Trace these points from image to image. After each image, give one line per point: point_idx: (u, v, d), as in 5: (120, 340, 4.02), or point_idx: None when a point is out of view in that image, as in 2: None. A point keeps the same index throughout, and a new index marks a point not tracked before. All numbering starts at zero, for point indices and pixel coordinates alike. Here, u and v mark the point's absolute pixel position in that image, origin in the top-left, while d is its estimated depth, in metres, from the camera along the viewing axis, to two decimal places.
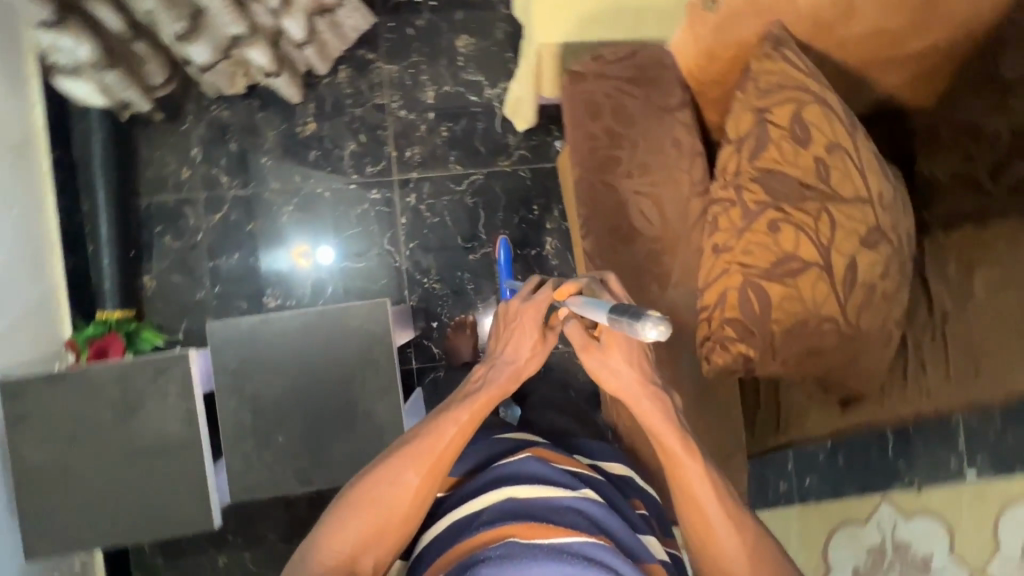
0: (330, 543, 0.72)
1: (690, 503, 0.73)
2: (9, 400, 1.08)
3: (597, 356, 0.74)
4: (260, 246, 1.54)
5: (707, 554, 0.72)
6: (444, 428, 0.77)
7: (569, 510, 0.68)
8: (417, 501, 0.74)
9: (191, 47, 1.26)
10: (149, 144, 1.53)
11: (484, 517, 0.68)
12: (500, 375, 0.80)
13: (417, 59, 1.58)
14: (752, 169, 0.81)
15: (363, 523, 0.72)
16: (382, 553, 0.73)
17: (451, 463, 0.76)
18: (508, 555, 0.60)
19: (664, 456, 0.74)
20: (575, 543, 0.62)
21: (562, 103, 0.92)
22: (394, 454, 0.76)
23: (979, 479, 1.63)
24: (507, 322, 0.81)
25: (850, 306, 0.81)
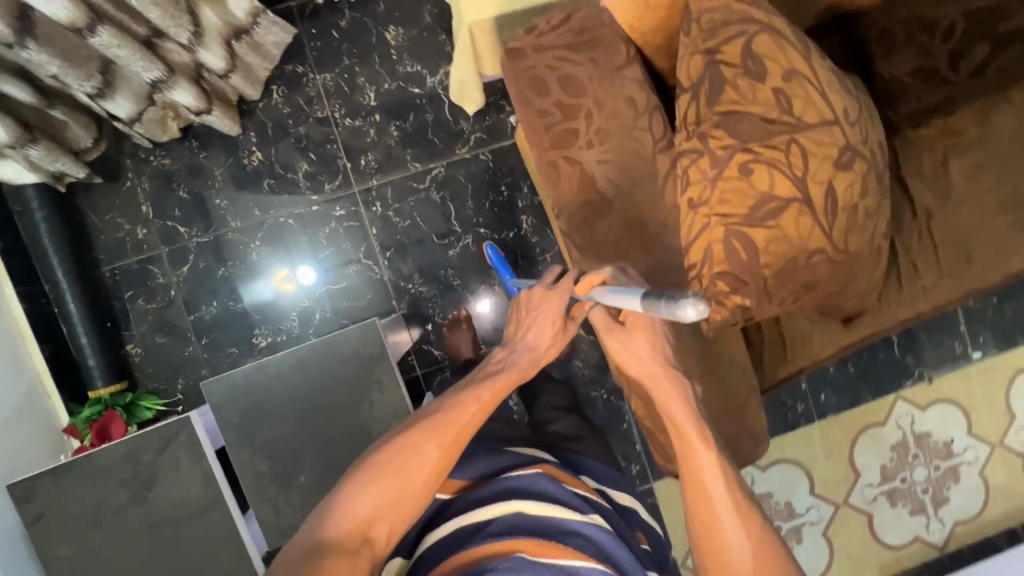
0: (346, 508, 0.67)
1: (699, 494, 0.72)
2: (20, 502, 1.06)
3: (621, 339, 0.79)
4: (240, 285, 1.50)
5: (712, 550, 0.69)
6: (467, 403, 0.77)
7: (574, 532, 0.71)
8: (435, 475, 0.72)
9: (111, 103, 1.20)
10: (96, 210, 1.46)
11: (491, 528, 0.70)
12: (521, 359, 0.83)
13: (349, 62, 1.51)
14: (713, 114, 0.77)
15: (382, 489, 0.69)
16: (396, 525, 0.69)
17: (471, 441, 0.75)
18: (517, 569, 0.63)
19: (677, 441, 0.75)
20: (581, 566, 0.66)
21: (506, 83, 0.88)
22: (415, 425, 0.75)
23: (986, 357, 1.67)
24: (529, 308, 0.86)
25: (837, 232, 0.79)
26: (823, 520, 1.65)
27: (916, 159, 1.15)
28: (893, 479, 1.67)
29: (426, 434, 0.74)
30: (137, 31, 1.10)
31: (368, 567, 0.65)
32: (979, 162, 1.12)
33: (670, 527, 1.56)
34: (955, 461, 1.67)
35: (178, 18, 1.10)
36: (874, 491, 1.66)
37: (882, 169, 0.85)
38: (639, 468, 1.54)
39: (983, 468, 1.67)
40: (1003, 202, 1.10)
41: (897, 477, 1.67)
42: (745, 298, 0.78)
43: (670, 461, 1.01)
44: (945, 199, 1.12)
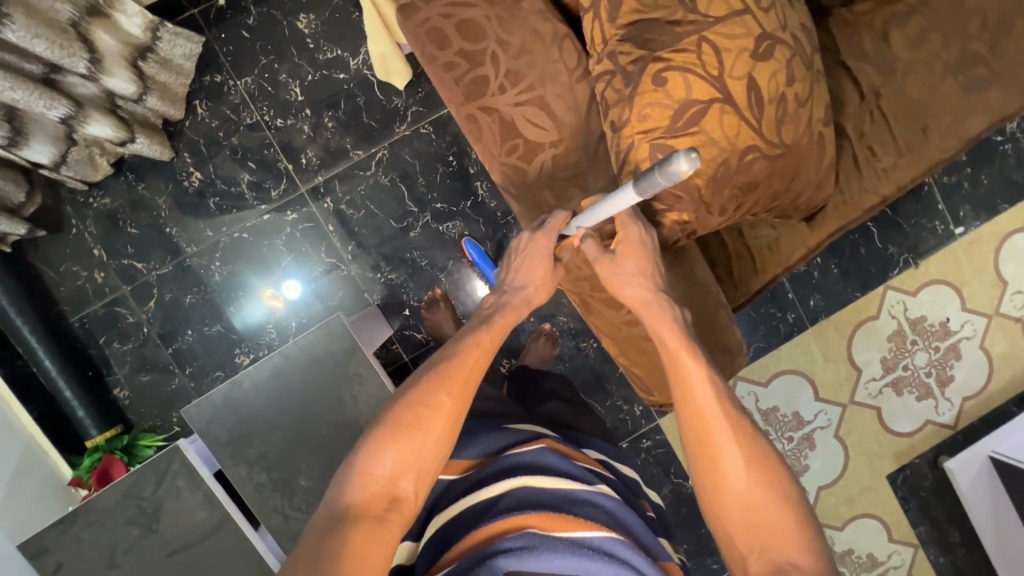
0: (369, 471, 0.68)
1: (692, 407, 0.73)
2: (36, 559, 1.07)
3: (611, 266, 0.80)
4: (228, 305, 1.49)
5: (705, 461, 0.71)
6: (469, 351, 0.78)
7: (585, 502, 0.71)
8: (451, 421, 0.73)
9: (29, 151, 1.16)
10: (49, 264, 1.44)
11: (503, 504, 0.69)
12: (513, 299, 0.85)
13: (266, 60, 1.45)
14: (616, 29, 0.75)
15: (400, 447, 0.70)
16: (420, 479, 0.70)
17: (478, 388, 0.76)
18: (528, 547, 0.63)
19: (667, 358, 0.76)
20: (596, 536, 0.66)
21: (406, 43, 0.83)
22: (423, 378, 0.75)
23: (969, 230, 1.64)
24: (517, 253, 0.87)
25: (768, 126, 0.75)
26: (832, 422, 1.66)
27: (853, 38, 1.10)
28: (895, 369, 1.67)
29: (434, 386, 0.74)
30: (31, 70, 1.07)
31: (399, 525, 0.66)
32: (920, 29, 1.07)
33: (683, 459, 1.57)
34: (954, 339, 1.67)
35: (70, 48, 1.06)
36: (879, 385, 1.66)
37: (809, 52, 0.81)
38: (642, 408, 1.54)
39: (983, 340, 1.67)
40: (952, 65, 1.06)
41: (899, 366, 1.67)
42: (682, 213, 0.79)
43: (652, 392, 1.00)
44: (891, 73, 1.08)
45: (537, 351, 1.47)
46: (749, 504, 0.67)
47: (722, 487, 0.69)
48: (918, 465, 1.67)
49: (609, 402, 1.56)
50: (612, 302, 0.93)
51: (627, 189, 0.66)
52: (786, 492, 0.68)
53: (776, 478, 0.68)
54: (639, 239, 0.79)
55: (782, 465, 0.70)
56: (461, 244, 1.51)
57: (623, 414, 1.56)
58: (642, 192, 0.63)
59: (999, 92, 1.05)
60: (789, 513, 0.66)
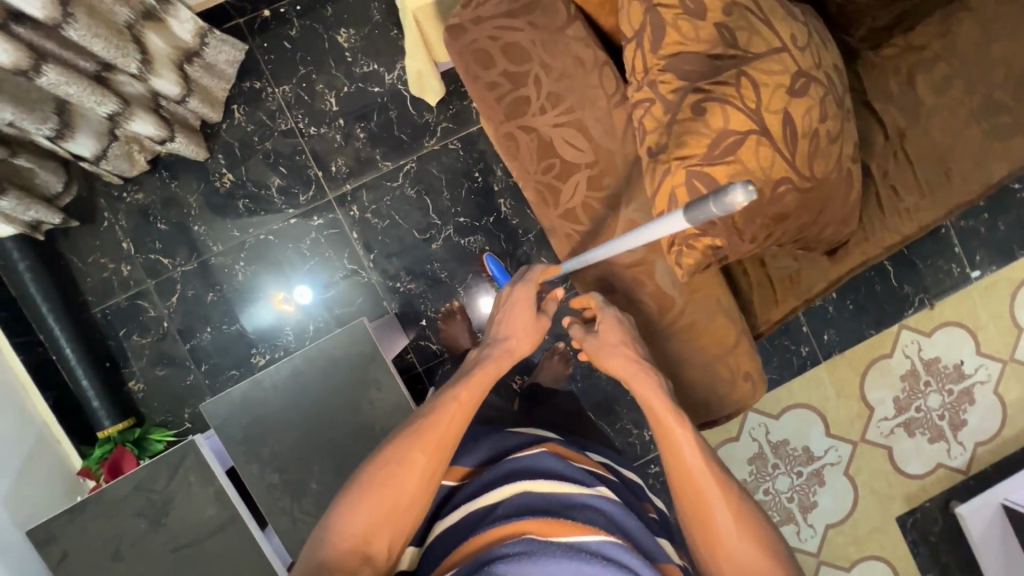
0: (342, 529, 0.70)
1: (682, 471, 0.75)
2: (43, 545, 1.07)
3: (595, 340, 0.89)
4: (238, 307, 1.50)
5: (700, 525, 0.72)
6: (447, 407, 0.81)
7: (584, 507, 0.72)
8: (425, 478, 0.74)
9: (73, 143, 1.20)
10: (79, 253, 1.47)
11: (500, 511, 0.71)
12: (495, 353, 0.93)
13: (305, 70, 1.50)
14: (658, 60, 0.76)
15: (373, 505, 0.71)
16: (394, 536, 0.71)
17: (454, 443, 0.78)
18: (526, 552, 0.62)
19: (656, 426, 0.79)
20: (592, 541, 0.65)
21: (452, 61, 0.86)
22: (400, 436, 0.78)
23: (984, 275, 1.66)
24: (501, 311, 1.00)
25: (801, 160, 0.77)
26: (842, 459, 1.64)
27: (878, 81, 1.14)
28: (907, 410, 1.66)
29: (409, 443, 0.77)
30: (86, 67, 1.11)
31: None
32: (943, 76, 1.10)
33: None
34: (968, 382, 1.66)
35: (125, 48, 1.10)
36: (891, 424, 1.65)
37: (841, 92, 0.83)
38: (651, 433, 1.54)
39: (997, 386, 1.66)
40: (974, 112, 1.08)
41: (911, 407, 1.66)
42: (715, 238, 0.78)
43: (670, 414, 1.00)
44: (915, 117, 1.11)
45: (551, 369, 1.46)
46: (747, 565, 0.68)
47: (718, 550, 0.69)
48: (928, 509, 1.65)
49: (619, 425, 1.56)
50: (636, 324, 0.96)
51: (674, 214, 0.63)
52: (777, 553, 0.69)
53: (766, 537, 0.70)
54: (616, 320, 0.91)
55: (769, 524, 0.72)
56: (483, 258, 1.53)
57: (632, 438, 1.56)
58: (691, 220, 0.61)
59: (1020, 140, 1.07)
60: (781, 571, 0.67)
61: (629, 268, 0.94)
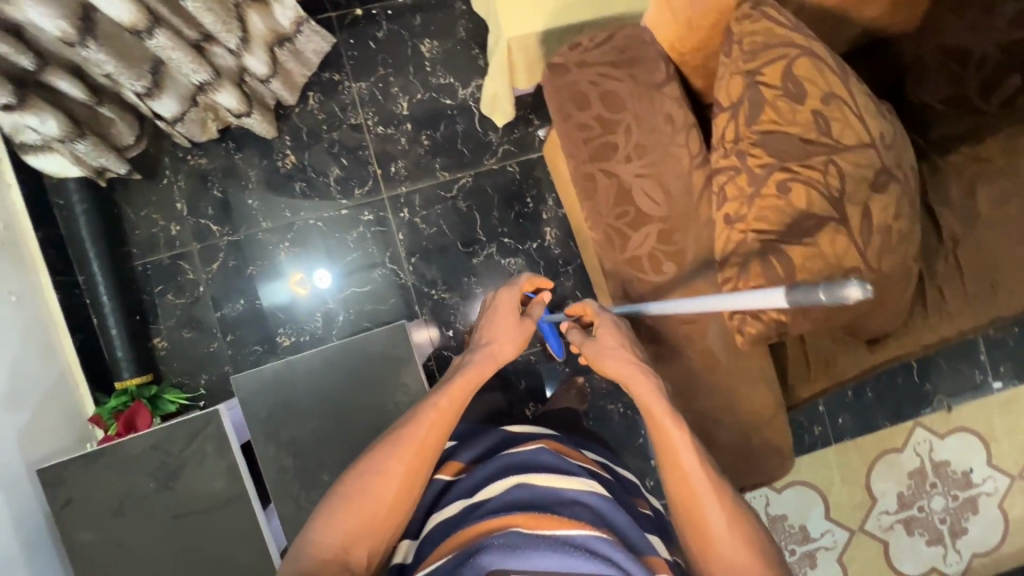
0: (321, 539, 0.71)
1: (677, 472, 0.74)
2: (50, 487, 1.07)
3: (593, 344, 0.86)
4: (259, 282, 1.52)
5: (694, 528, 0.71)
6: (424, 418, 0.81)
7: (574, 503, 0.69)
8: (404, 487, 0.76)
9: (157, 102, 1.24)
10: (133, 206, 1.50)
11: (489, 505, 0.69)
12: (477, 359, 0.91)
13: (384, 72, 1.55)
14: (752, 132, 0.79)
15: (352, 516, 0.73)
16: (373, 544, 0.73)
17: (435, 453, 0.79)
18: (511, 544, 0.60)
19: (651, 423, 0.78)
20: (578, 535, 0.62)
21: (547, 98, 0.90)
22: (380, 444, 0.79)
23: (1005, 388, 1.67)
24: (487, 316, 0.99)
25: (871, 253, 0.80)
26: (838, 545, 1.63)
27: (943, 186, 1.14)
28: (910, 507, 1.65)
29: (389, 454, 0.77)
30: (188, 35, 1.14)
31: None
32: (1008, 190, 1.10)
33: None
34: (974, 491, 1.66)
35: (229, 24, 1.15)
36: (891, 519, 1.64)
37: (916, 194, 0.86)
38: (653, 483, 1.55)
39: (1001, 500, 1.66)
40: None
41: (914, 505, 1.65)
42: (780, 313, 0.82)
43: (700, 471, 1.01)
44: (974, 225, 1.11)
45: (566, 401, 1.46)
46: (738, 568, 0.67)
47: (709, 549, 0.69)
48: None
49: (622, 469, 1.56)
50: (676, 377, 0.97)
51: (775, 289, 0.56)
52: (767, 554, 0.69)
53: (758, 541, 0.69)
54: (613, 325, 0.88)
55: (759, 527, 0.71)
56: None
57: None
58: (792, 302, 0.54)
59: None
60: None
61: (681, 322, 0.94)
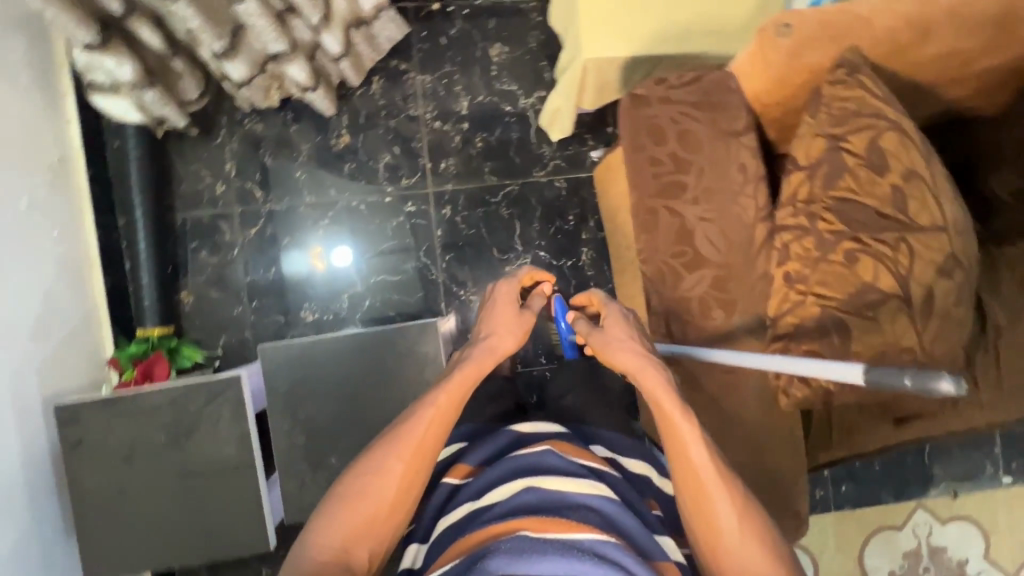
0: (319, 541, 0.68)
1: (686, 469, 0.72)
2: (64, 424, 1.07)
3: (601, 334, 0.87)
4: (282, 248, 1.53)
5: (703, 523, 0.69)
6: (424, 414, 0.76)
7: (580, 506, 0.67)
8: (404, 487, 0.72)
9: (229, 65, 1.24)
10: (184, 159, 1.51)
11: (495, 511, 0.68)
12: (478, 352, 0.86)
13: (450, 69, 1.56)
14: (827, 196, 0.80)
15: (350, 517, 0.70)
16: (374, 545, 0.69)
17: (435, 450, 0.74)
18: (518, 548, 0.59)
19: (659, 417, 0.75)
20: (585, 539, 0.61)
21: (623, 127, 0.90)
22: (378, 442, 0.75)
23: (1014, 484, 1.65)
24: (487, 309, 0.95)
25: (927, 337, 0.79)
26: None
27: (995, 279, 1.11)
28: None
29: (387, 452, 0.73)
30: (275, 4, 1.17)
31: None
32: None
33: None
34: None
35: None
36: None
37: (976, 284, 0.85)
38: None
39: None
40: None
41: None
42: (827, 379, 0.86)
43: None
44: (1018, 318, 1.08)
45: None
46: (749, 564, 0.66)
47: (719, 549, 0.68)
48: None
49: None
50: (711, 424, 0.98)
51: (850, 365, 0.59)
52: (780, 548, 0.68)
53: (770, 537, 0.68)
54: (621, 316, 0.91)
55: (771, 522, 0.70)
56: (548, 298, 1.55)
57: None
58: (868, 380, 0.57)
59: None
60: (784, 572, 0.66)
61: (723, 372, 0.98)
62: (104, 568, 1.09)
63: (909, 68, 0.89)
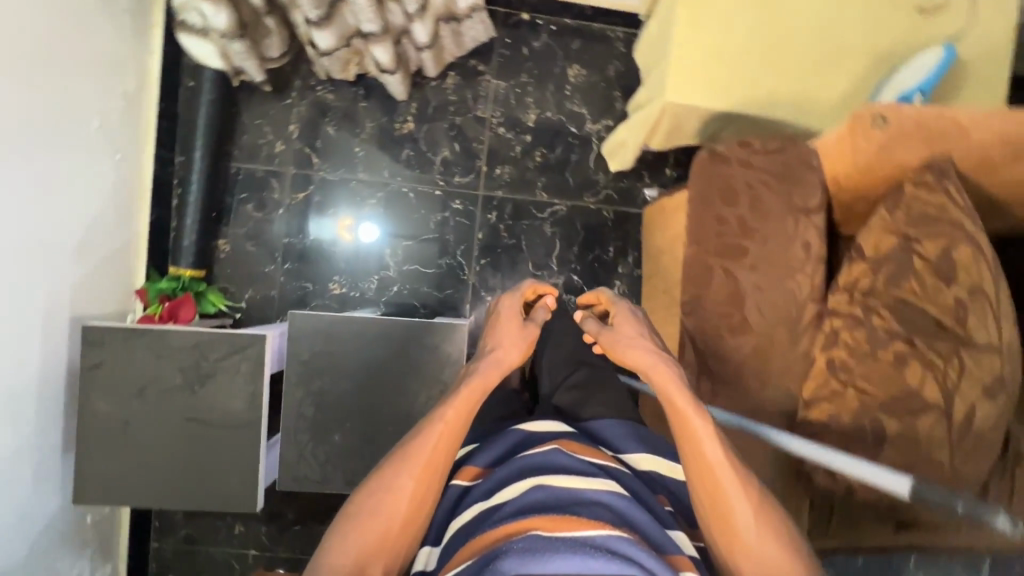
0: (332, 562, 0.67)
1: (702, 466, 0.69)
2: (87, 346, 1.09)
3: (611, 335, 0.87)
4: (310, 212, 1.54)
5: (719, 521, 0.67)
6: (433, 429, 0.75)
7: (592, 504, 0.65)
8: (416, 502, 0.71)
9: (318, 33, 1.26)
10: (250, 112, 1.53)
11: (507, 510, 0.66)
12: (485, 365, 0.84)
13: (525, 79, 1.57)
14: (891, 294, 0.84)
15: (362, 536, 0.69)
16: (388, 562, 0.69)
17: (446, 464, 0.73)
18: (530, 548, 0.56)
19: (673, 413, 0.74)
20: (598, 535, 0.58)
21: (696, 182, 0.95)
22: (388, 460, 0.74)
23: None
24: (490, 325, 0.94)
25: (958, 453, 0.80)
26: None
27: None
28: None
29: (398, 468, 0.72)
30: None
31: None
32: None
33: None
34: None
35: None
36: None
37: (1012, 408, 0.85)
38: None
39: None
40: None
41: None
42: None
43: None
44: None
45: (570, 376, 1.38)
46: (767, 560, 0.65)
47: (738, 546, 0.66)
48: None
49: None
50: None
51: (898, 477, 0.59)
52: (798, 547, 0.68)
53: (787, 534, 0.67)
54: (631, 313, 0.92)
55: (790, 521, 0.69)
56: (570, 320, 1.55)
57: None
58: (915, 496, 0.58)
59: None
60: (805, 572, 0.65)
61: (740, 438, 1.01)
62: (93, 494, 1.10)
63: (994, 184, 0.89)
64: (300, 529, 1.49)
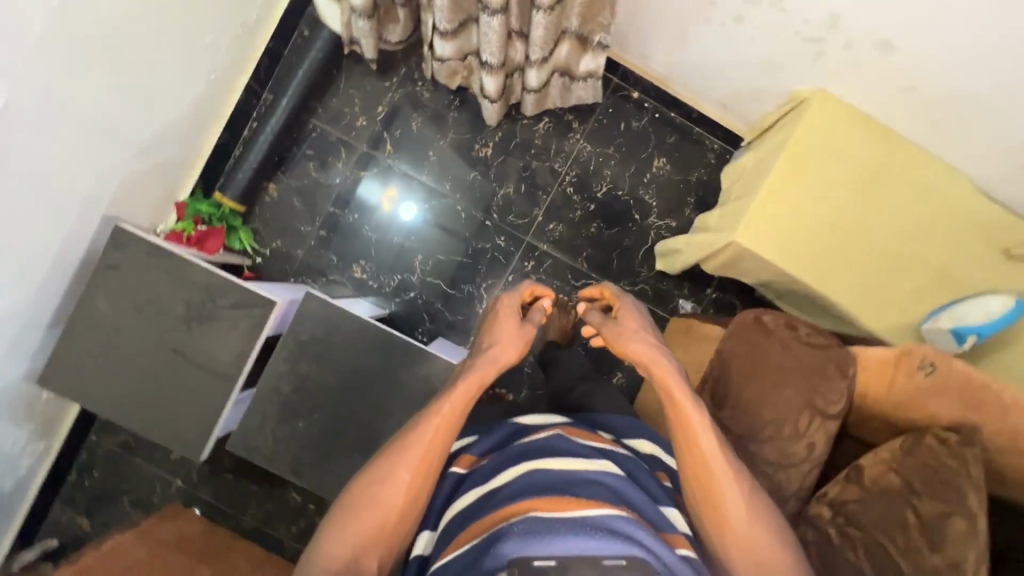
0: (328, 551, 0.72)
1: (696, 456, 0.76)
2: (111, 246, 1.11)
3: (615, 326, 0.90)
4: (366, 175, 1.56)
5: (708, 503, 0.75)
6: (428, 424, 0.77)
7: (591, 483, 0.68)
8: (409, 498, 0.74)
9: (439, 42, 1.28)
10: (348, 79, 1.56)
11: (504, 493, 0.68)
12: (483, 364, 0.84)
13: (611, 152, 1.58)
14: (874, 530, 0.92)
15: (359, 525, 0.72)
16: (383, 553, 0.73)
17: (439, 460, 0.75)
18: (532, 530, 0.60)
19: (671, 405, 0.79)
20: (599, 515, 0.62)
21: (729, 344, 1.03)
22: (383, 454, 0.76)
23: None
24: (486, 324, 0.92)
25: None
26: None
27: None
28: None
29: (394, 462, 0.75)
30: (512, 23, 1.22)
31: None
32: None
33: None
34: None
35: (547, 43, 1.20)
36: None
37: None
38: None
39: None
40: None
41: None
42: None
43: None
44: None
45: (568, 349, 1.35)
46: (750, 540, 0.74)
47: (727, 530, 0.74)
48: None
49: None
50: None
51: None
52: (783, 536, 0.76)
53: (770, 522, 0.75)
54: (635, 311, 0.95)
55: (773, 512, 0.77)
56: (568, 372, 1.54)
57: None
58: None
59: None
60: (784, 558, 0.74)
61: None
62: (58, 382, 1.11)
63: None
64: (229, 480, 1.50)
